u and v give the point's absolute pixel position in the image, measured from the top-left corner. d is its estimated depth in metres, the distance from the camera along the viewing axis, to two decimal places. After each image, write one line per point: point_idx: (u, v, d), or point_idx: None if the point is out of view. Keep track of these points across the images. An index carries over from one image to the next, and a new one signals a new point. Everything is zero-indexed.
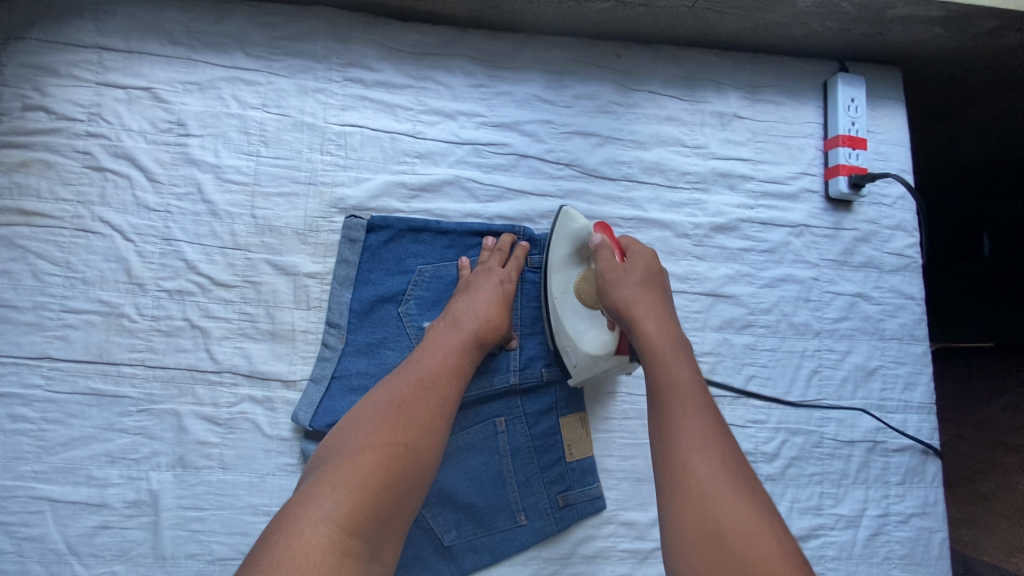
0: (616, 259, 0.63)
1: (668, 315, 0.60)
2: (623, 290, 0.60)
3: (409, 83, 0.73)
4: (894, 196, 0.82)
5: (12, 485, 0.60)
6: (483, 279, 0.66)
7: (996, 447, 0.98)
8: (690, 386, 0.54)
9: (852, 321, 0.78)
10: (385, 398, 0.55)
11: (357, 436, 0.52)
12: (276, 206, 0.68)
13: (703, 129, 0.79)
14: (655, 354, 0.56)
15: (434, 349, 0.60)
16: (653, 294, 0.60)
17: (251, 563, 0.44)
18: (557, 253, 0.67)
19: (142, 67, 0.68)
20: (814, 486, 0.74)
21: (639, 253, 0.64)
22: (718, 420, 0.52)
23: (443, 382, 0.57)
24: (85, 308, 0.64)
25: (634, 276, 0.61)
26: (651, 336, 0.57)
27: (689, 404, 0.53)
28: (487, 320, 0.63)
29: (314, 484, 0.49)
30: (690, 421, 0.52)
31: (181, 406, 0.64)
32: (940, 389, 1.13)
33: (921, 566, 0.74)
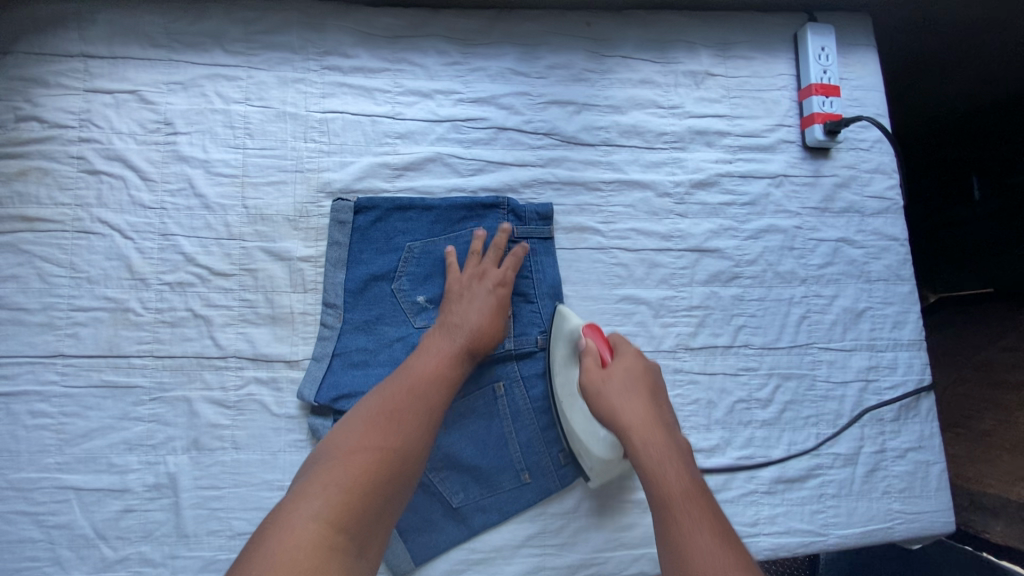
0: (600, 365, 0.64)
1: (661, 422, 0.60)
2: (608, 402, 0.61)
3: (384, 67, 0.75)
4: (872, 140, 0.83)
5: (38, 477, 0.63)
6: (476, 283, 0.68)
7: (999, 385, 0.99)
8: (686, 501, 0.53)
9: (837, 266, 0.79)
10: (377, 404, 0.58)
11: (349, 438, 0.55)
12: (267, 195, 0.71)
13: (676, 90, 0.80)
14: (647, 468, 0.56)
15: (426, 356, 0.63)
16: (642, 400, 0.61)
17: (244, 558, 0.45)
18: (558, 351, 0.69)
19: (126, 71, 0.71)
20: (810, 428, 0.76)
21: (624, 352, 0.65)
22: (723, 536, 0.50)
23: (434, 388, 0.61)
24: (92, 305, 0.67)
25: (616, 384, 0.62)
26: (642, 446, 0.57)
27: (686, 521, 0.51)
28: (479, 326, 0.66)
29: (307, 485, 0.51)
30: (693, 541, 0.49)
31: (191, 392, 0.67)
32: (938, 338, 1.14)
33: (920, 498, 0.76)
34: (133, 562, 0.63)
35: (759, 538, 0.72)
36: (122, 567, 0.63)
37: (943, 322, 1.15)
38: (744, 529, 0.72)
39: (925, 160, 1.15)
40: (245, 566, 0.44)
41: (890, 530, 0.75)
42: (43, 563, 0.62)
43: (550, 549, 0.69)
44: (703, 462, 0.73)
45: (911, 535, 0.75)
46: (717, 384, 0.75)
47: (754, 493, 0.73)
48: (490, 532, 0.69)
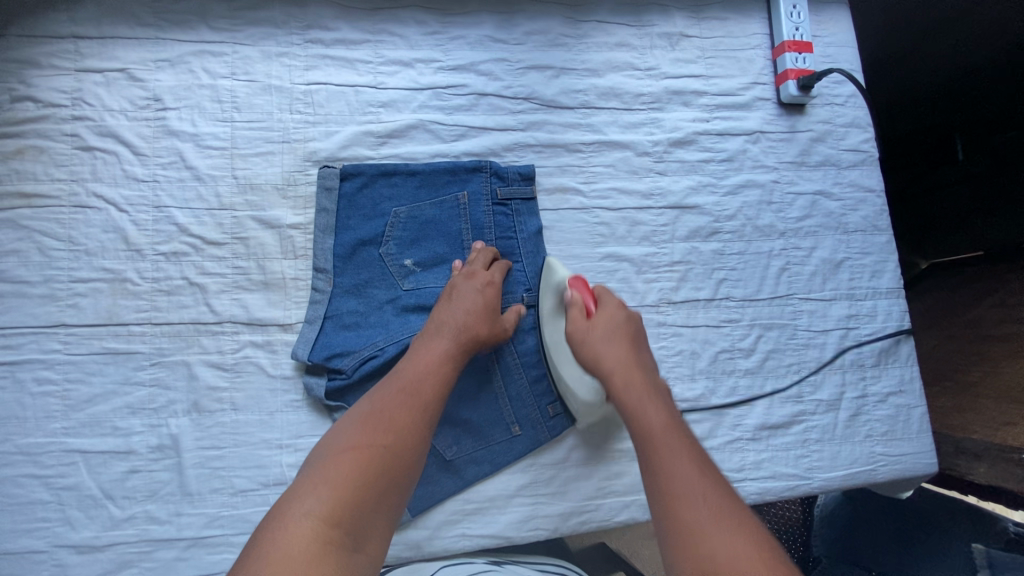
0: (585, 317, 0.66)
1: (641, 366, 0.62)
2: (591, 349, 0.64)
3: (365, 38, 0.77)
4: (846, 95, 0.85)
5: (45, 441, 0.66)
6: (466, 283, 0.69)
7: (985, 338, 0.98)
8: (664, 431, 0.55)
9: (815, 218, 0.81)
10: (368, 406, 0.59)
11: (343, 440, 0.56)
12: (255, 165, 0.73)
13: (652, 52, 0.82)
14: (627, 406, 0.59)
15: (418, 359, 0.64)
16: (622, 345, 0.64)
17: (245, 555, 0.47)
18: (546, 303, 0.71)
19: (115, 50, 0.73)
20: (793, 376, 0.78)
21: (608, 304, 0.67)
22: (697, 459, 0.53)
23: (425, 386, 0.61)
24: (91, 277, 0.69)
25: (598, 331, 0.64)
26: (623, 388, 0.60)
27: (665, 451, 0.53)
28: (470, 326, 0.66)
29: (303, 485, 0.52)
30: (669, 465, 0.52)
31: (189, 356, 0.69)
32: (928, 300, 1.14)
33: (902, 440, 0.78)
34: (140, 520, 0.66)
35: (745, 482, 0.74)
36: (130, 526, 0.66)
37: (930, 287, 1.15)
38: (730, 474, 0.74)
39: (906, 132, 1.16)
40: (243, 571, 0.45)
41: (874, 473, 0.77)
42: (53, 523, 0.65)
43: (542, 498, 0.72)
44: (689, 410, 0.75)
45: (894, 476, 0.77)
46: (700, 335, 0.77)
47: (739, 440, 0.75)
48: (483, 483, 0.71)
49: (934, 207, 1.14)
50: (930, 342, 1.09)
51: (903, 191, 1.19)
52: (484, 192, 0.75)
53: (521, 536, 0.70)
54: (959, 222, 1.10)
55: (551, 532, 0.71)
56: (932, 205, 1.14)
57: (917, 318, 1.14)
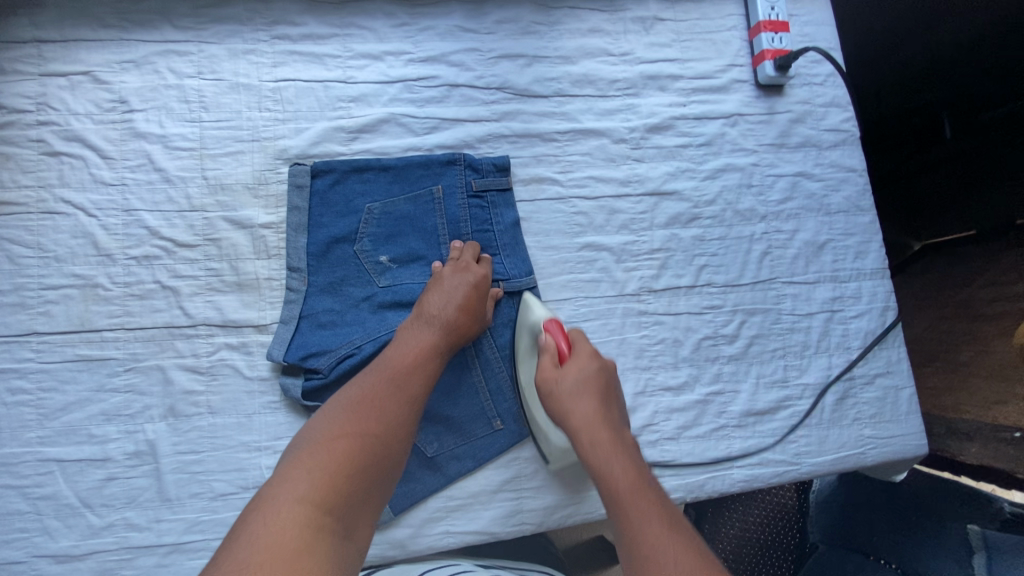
0: (556, 365, 0.64)
1: (610, 422, 0.60)
2: (559, 400, 0.61)
3: (333, 32, 0.76)
4: (824, 75, 0.84)
5: (21, 451, 0.65)
6: (457, 275, 0.68)
7: (977, 319, 0.96)
8: (634, 496, 0.54)
9: (797, 201, 0.80)
10: (356, 394, 0.58)
11: (328, 428, 0.54)
12: (225, 165, 0.72)
13: (626, 37, 0.82)
14: (596, 468, 0.57)
15: (404, 348, 0.63)
16: (592, 400, 0.61)
17: (225, 541, 0.45)
18: (522, 341, 0.71)
19: (79, 52, 0.72)
20: (778, 360, 0.77)
21: (580, 351, 0.64)
22: (672, 525, 0.51)
23: (413, 377, 0.61)
24: (62, 283, 0.68)
25: (567, 384, 0.62)
26: (591, 447, 0.59)
27: (636, 515, 0.52)
28: (459, 319, 0.65)
29: (288, 471, 0.50)
30: (643, 536, 0.50)
31: (164, 361, 0.68)
32: (920, 282, 1.12)
33: (890, 422, 0.77)
34: (119, 528, 0.65)
35: (731, 471, 0.73)
36: (109, 534, 0.65)
37: (923, 269, 1.14)
38: (717, 463, 0.73)
39: (885, 118, 1.15)
40: (226, 555, 0.43)
41: (863, 456, 0.76)
42: (31, 533, 0.64)
43: (527, 492, 0.71)
44: (673, 399, 0.74)
45: (883, 459, 0.76)
46: (683, 323, 0.76)
47: (725, 428, 0.74)
48: (466, 479, 0.71)
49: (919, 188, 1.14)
50: (923, 323, 1.07)
51: (881, 175, 1.20)
52: (458, 185, 0.74)
53: (506, 531, 0.70)
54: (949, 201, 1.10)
55: (536, 526, 0.71)
56: (918, 185, 1.15)
57: (910, 300, 1.12)
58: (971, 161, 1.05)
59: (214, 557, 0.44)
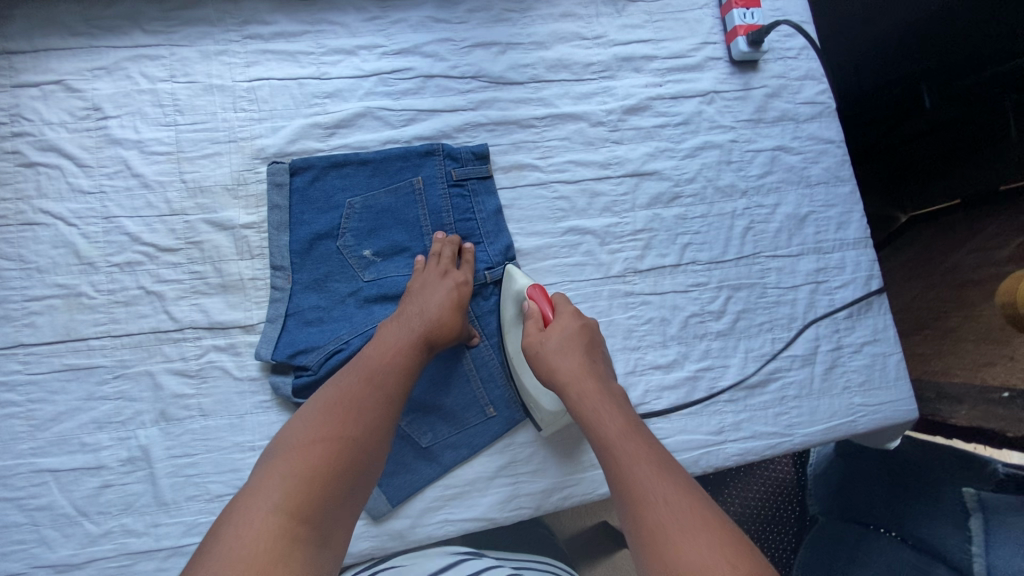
0: (541, 328, 0.65)
1: (596, 374, 0.61)
2: (547, 359, 0.62)
3: (305, 29, 0.76)
4: (797, 48, 0.84)
5: (14, 464, 0.65)
6: (437, 277, 0.68)
7: (964, 285, 0.96)
8: (623, 441, 0.55)
9: (777, 174, 0.81)
10: (334, 394, 0.57)
11: (306, 431, 0.54)
12: (203, 168, 0.72)
13: (599, 20, 0.82)
14: (585, 418, 0.58)
15: (383, 345, 0.62)
16: (577, 355, 0.62)
17: (204, 551, 0.46)
18: (506, 311, 0.71)
19: (49, 62, 0.71)
20: (765, 334, 0.77)
21: (562, 313, 0.66)
22: (663, 467, 0.52)
23: (392, 375, 0.60)
24: (45, 293, 0.68)
25: (553, 342, 0.63)
26: (579, 399, 0.59)
27: (626, 457, 0.53)
28: (441, 318, 0.65)
29: (264, 477, 0.51)
30: (636, 480, 0.51)
31: (153, 366, 0.68)
32: (911, 252, 1.12)
33: (880, 389, 0.78)
34: (117, 534, 0.65)
35: (725, 445, 0.74)
36: (107, 540, 0.65)
37: (914, 238, 1.14)
38: (710, 437, 0.74)
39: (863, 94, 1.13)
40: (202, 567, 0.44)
41: (854, 424, 0.76)
42: (29, 545, 0.64)
43: (523, 477, 0.72)
44: (663, 377, 0.75)
45: (875, 426, 0.77)
46: (669, 302, 0.77)
47: (716, 403, 0.75)
48: (462, 467, 0.71)
49: (902, 158, 1.15)
50: (911, 292, 1.07)
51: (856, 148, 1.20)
52: (438, 175, 0.74)
53: (505, 516, 0.70)
54: (941, 167, 1.10)
55: (535, 510, 0.71)
56: (903, 157, 1.15)
57: (898, 268, 1.14)
58: (942, 130, 1.08)
59: (193, 567, 0.45)
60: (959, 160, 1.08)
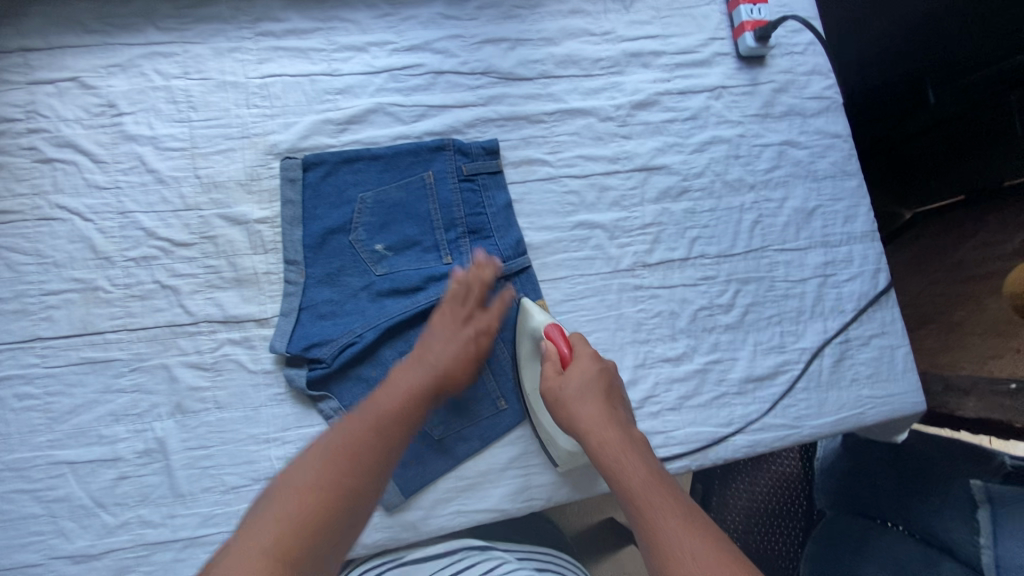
0: (559, 371, 0.65)
1: (617, 421, 0.61)
2: (567, 407, 0.62)
3: (317, 26, 0.77)
4: (804, 43, 0.85)
5: (32, 456, 0.66)
6: (457, 320, 0.66)
7: (970, 279, 0.96)
8: (648, 493, 0.55)
9: (784, 169, 0.81)
10: (339, 437, 0.57)
11: (305, 476, 0.55)
12: (217, 163, 0.73)
13: (607, 16, 0.83)
14: (609, 469, 0.58)
15: (394, 390, 0.61)
16: (597, 401, 0.62)
17: None
18: (523, 347, 0.71)
19: (64, 59, 0.72)
20: (774, 327, 0.78)
21: (580, 354, 0.65)
22: (689, 521, 0.52)
23: (398, 423, 0.59)
24: (62, 288, 0.69)
25: (572, 387, 0.62)
26: (601, 449, 0.59)
27: (652, 513, 0.53)
28: (455, 369, 0.64)
29: (260, 520, 0.52)
30: (662, 535, 0.51)
31: (168, 359, 0.69)
32: (916, 247, 1.13)
33: (888, 381, 0.78)
34: (134, 525, 0.66)
35: (734, 437, 0.74)
36: (124, 531, 0.66)
37: (918, 236, 1.15)
38: (720, 430, 0.74)
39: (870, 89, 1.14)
40: None
41: (862, 416, 0.77)
42: (47, 536, 0.65)
43: (535, 469, 0.72)
44: (672, 370, 0.75)
45: (883, 418, 0.77)
46: (678, 295, 0.77)
47: (726, 395, 0.75)
48: (475, 460, 0.71)
49: (906, 154, 1.16)
50: (917, 287, 1.08)
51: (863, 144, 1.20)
52: (449, 170, 0.75)
53: (516, 507, 0.71)
54: (939, 167, 1.12)
55: (545, 501, 0.72)
56: (908, 153, 1.16)
57: (905, 264, 1.14)
58: (948, 127, 1.08)
59: None
60: (960, 157, 1.08)
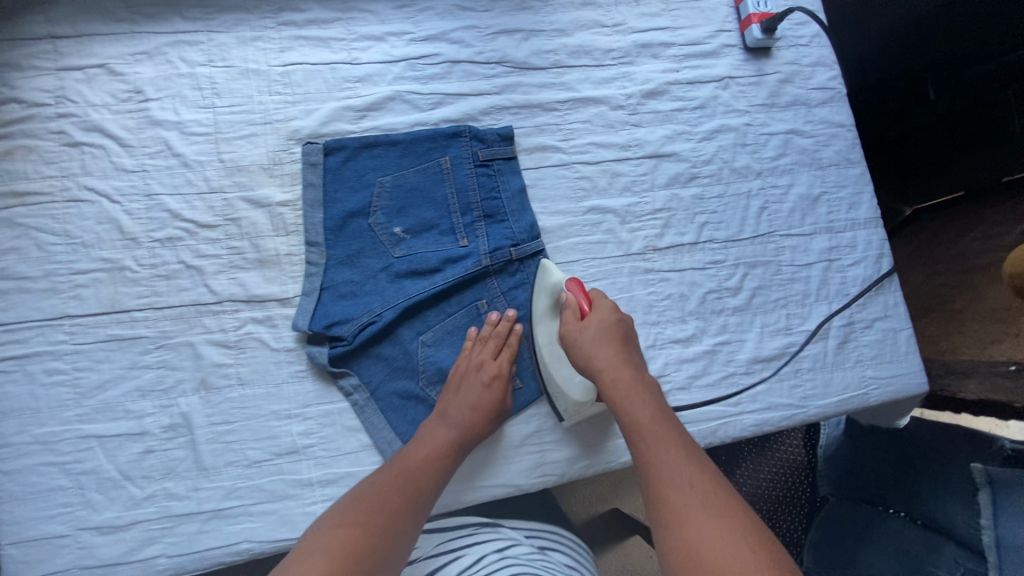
0: (578, 319, 0.68)
1: (630, 363, 0.64)
2: (582, 348, 0.66)
3: (337, 17, 0.79)
4: (809, 36, 0.88)
5: (60, 430, 0.68)
6: (473, 372, 0.70)
7: (968, 271, 1.00)
8: (652, 428, 0.58)
9: (790, 157, 0.84)
10: (372, 485, 0.62)
11: (339, 517, 0.58)
12: (240, 148, 0.75)
13: (618, 9, 0.85)
14: (618, 403, 0.62)
15: (420, 443, 0.66)
16: (612, 346, 0.65)
17: None
18: (539, 303, 0.73)
19: (93, 46, 0.74)
20: (780, 310, 0.80)
21: (600, 307, 0.68)
22: (688, 455, 0.55)
23: (425, 474, 0.64)
24: (90, 267, 0.71)
25: (589, 332, 0.66)
26: (611, 386, 0.63)
27: (653, 445, 0.57)
28: (473, 420, 0.68)
29: (297, 556, 0.54)
30: (660, 462, 0.55)
31: (193, 337, 0.71)
32: (920, 239, 1.16)
33: (892, 363, 0.81)
34: (159, 498, 0.68)
35: (742, 416, 0.76)
36: (150, 504, 0.68)
37: (920, 230, 1.18)
38: (728, 409, 0.76)
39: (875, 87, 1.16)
40: None
41: (867, 396, 0.79)
42: (74, 508, 0.66)
43: (548, 445, 0.74)
44: (682, 350, 0.77)
45: (887, 398, 0.80)
46: (688, 279, 0.79)
47: (733, 375, 0.77)
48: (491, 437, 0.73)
49: (907, 152, 1.16)
50: (919, 278, 1.11)
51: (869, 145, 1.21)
52: (465, 155, 0.77)
53: (530, 482, 0.73)
54: (940, 163, 1.12)
55: (559, 477, 0.74)
56: (906, 151, 1.16)
57: (907, 255, 1.17)
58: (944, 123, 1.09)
59: None
60: (962, 150, 1.08)
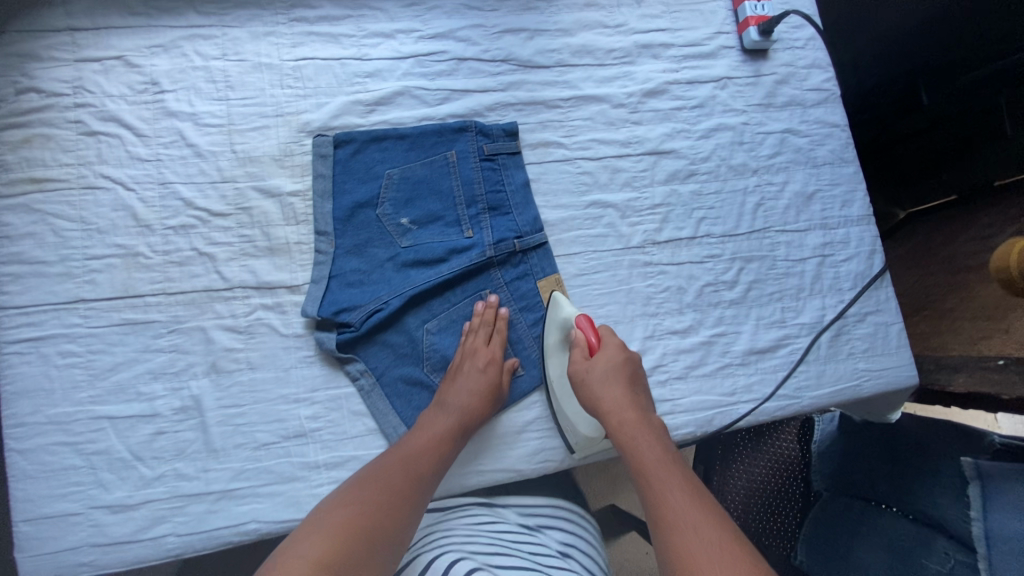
0: (586, 358, 0.71)
1: (635, 403, 0.67)
2: (591, 389, 0.68)
3: (348, 14, 0.82)
4: (804, 39, 0.91)
5: (73, 411, 0.69)
6: (470, 360, 0.72)
7: (961, 270, 1.01)
8: (657, 469, 0.60)
9: (786, 155, 0.86)
10: (373, 470, 0.63)
11: (342, 500, 0.60)
12: (252, 139, 0.77)
13: (620, 10, 0.88)
14: (625, 445, 0.64)
15: (421, 431, 0.68)
16: (619, 386, 0.67)
17: None
18: (550, 337, 0.75)
19: (110, 39, 0.76)
20: (775, 303, 0.83)
21: (607, 345, 0.71)
22: (693, 494, 0.57)
23: (424, 459, 0.65)
24: (105, 253, 0.72)
25: (597, 372, 0.68)
26: (618, 427, 0.65)
27: (659, 485, 0.58)
28: (471, 406, 0.70)
29: (300, 534, 0.55)
30: (666, 501, 0.56)
31: (204, 322, 0.73)
32: (914, 240, 1.17)
33: (883, 356, 0.83)
34: (169, 478, 0.69)
35: (737, 405, 0.78)
36: (161, 484, 0.69)
37: (913, 231, 1.19)
38: (724, 399, 0.78)
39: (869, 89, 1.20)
40: None
41: (858, 387, 0.81)
42: (86, 486, 0.68)
43: (549, 432, 0.76)
44: (679, 341, 0.80)
45: (878, 390, 0.82)
46: (685, 272, 0.82)
47: (729, 366, 0.80)
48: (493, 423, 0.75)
49: (900, 155, 1.21)
50: (912, 278, 1.13)
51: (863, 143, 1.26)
52: (470, 149, 0.79)
53: (532, 467, 0.75)
54: (933, 168, 1.15)
55: (559, 463, 0.76)
56: (901, 152, 1.20)
57: (900, 256, 1.19)
58: (938, 128, 1.12)
59: None
60: (954, 157, 1.11)
